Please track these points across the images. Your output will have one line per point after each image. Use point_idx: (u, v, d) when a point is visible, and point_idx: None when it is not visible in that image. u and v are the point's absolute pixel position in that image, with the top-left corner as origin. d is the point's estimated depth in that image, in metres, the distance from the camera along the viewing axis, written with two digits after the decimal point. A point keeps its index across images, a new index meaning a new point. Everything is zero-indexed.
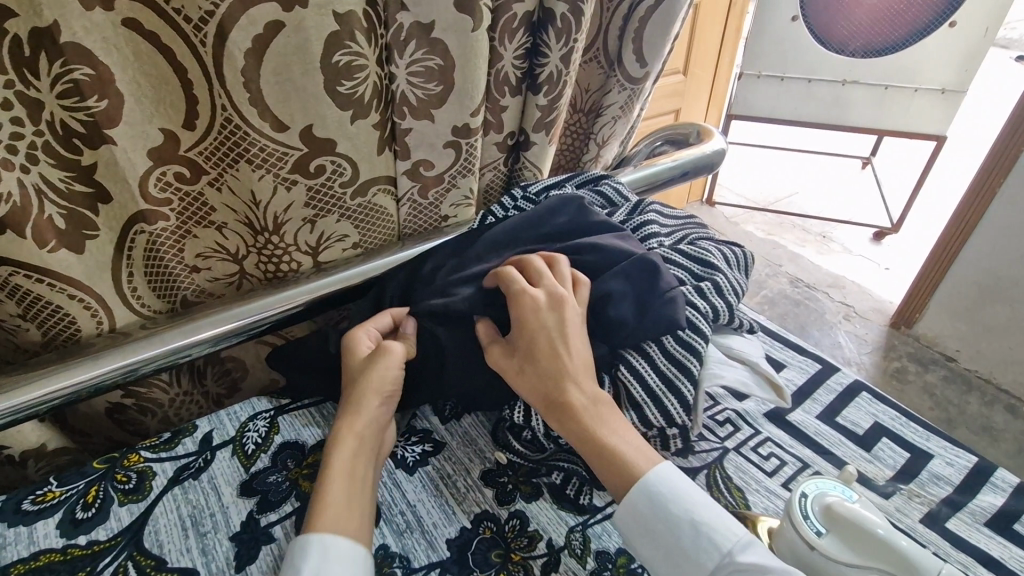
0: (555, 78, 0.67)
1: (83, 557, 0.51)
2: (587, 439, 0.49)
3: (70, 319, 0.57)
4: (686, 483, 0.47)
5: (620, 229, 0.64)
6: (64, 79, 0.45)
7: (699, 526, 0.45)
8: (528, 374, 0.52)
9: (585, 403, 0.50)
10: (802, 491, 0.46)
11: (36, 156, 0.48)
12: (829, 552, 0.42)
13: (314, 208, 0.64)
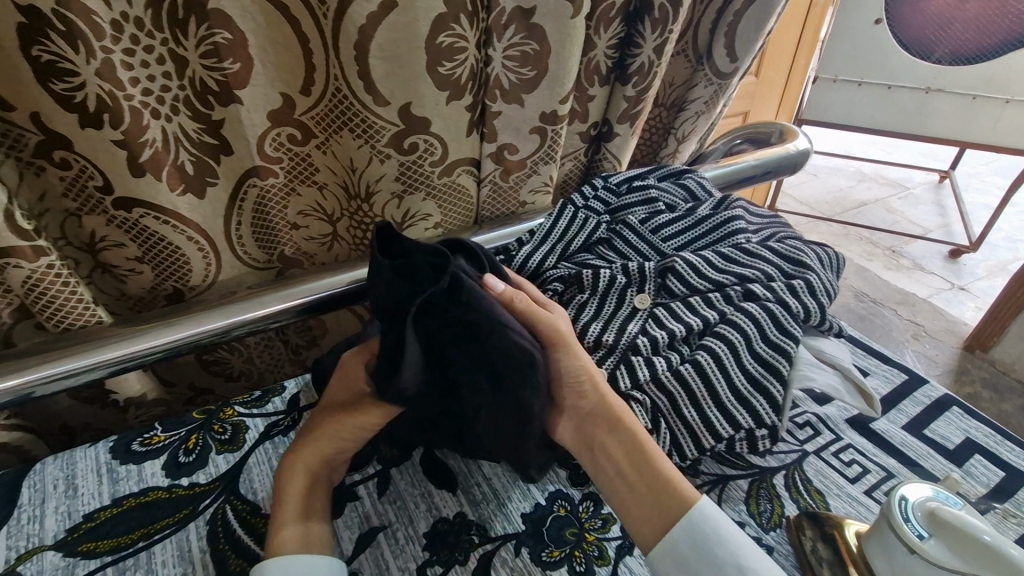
0: (646, 69, 0.67)
1: (186, 496, 0.55)
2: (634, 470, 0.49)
3: (186, 260, 0.63)
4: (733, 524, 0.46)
5: (705, 225, 0.65)
6: (206, 41, 0.50)
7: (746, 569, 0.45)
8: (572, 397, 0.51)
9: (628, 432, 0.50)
10: (901, 496, 0.45)
11: (178, 109, 0.54)
12: (931, 556, 0.40)
13: (404, 183, 0.65)
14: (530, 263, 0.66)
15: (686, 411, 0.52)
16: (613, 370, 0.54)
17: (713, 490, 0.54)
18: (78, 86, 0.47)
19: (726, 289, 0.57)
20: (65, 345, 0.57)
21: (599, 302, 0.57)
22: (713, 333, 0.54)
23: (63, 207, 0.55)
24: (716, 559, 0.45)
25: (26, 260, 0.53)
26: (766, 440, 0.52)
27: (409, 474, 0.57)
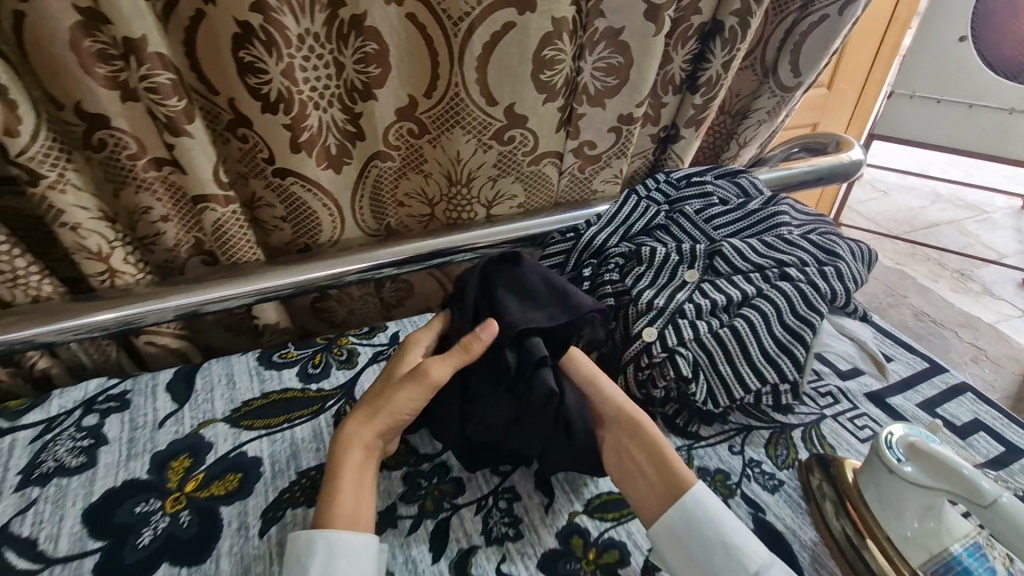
0: (714, 81, 0.78)
1: (315, 396, 0.71)
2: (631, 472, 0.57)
3: (318, 220, 0.79)
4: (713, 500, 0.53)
5: (753, 216, 0.75)
6: (359, 50, 0.65)
7: (729, 546, 0.51)
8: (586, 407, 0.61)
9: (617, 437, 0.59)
10: (888, 430, 0.54)
11: (331, 103, 0.70)
12: (904, 474, 0.50)
13: (499, 169, 0.79)
14: (595, 242, 0.78)
15: (722, 366, 0.62)
16: (663, 329, 0.64)
17: (738, 435, 0.64)
18: (267, 82, 0.63)
19: (765, 271, 0.67)
20: (227, 277, 0.75)
21: (653, 273, 0.69)
22: (751, 305, 0.64)
23: (236, 172, 0.73)
24: (707, 540, 0.51)
25: (218, 205, 0.70)
26: (788, 394, 0.63)
27: None
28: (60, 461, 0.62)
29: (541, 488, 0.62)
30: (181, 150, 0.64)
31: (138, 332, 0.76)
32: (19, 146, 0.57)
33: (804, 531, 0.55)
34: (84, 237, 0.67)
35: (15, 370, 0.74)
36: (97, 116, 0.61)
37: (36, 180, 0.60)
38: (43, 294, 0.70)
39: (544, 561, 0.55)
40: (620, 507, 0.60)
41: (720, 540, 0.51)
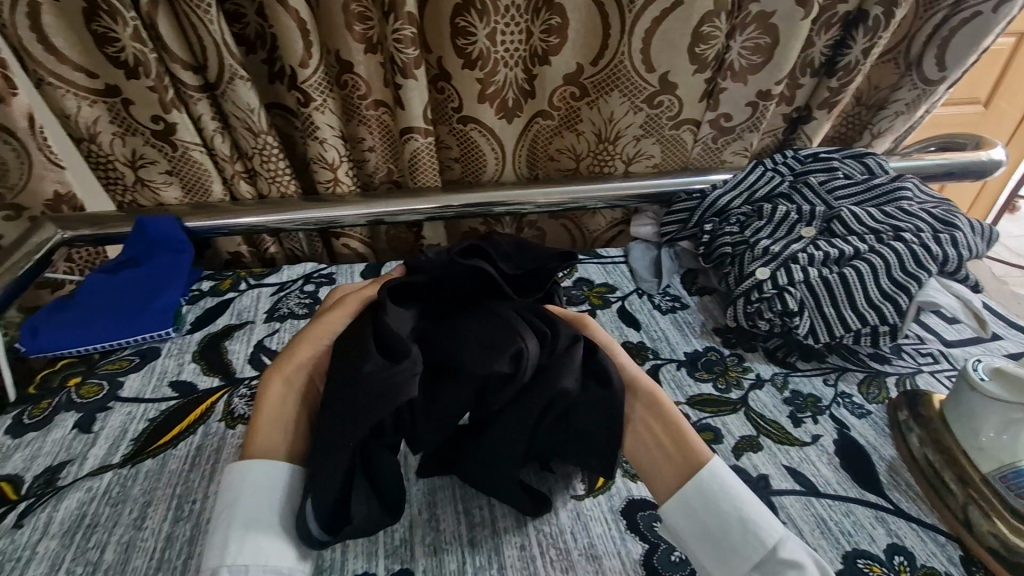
0: (852, 66, 0.85)
1: None
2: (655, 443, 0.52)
3: (485, 162, 0.95)
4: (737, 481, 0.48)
5: (877, 192, 0.82)
6: (546, 23, 0.80)
7: (747, 521, 0.46)
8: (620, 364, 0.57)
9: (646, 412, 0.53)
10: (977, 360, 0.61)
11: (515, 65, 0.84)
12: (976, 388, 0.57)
13: (644, 130, 0.92)
14: (718, 202, 0.88)
15: (827, 308, 0.71)
16: (775, 271, 0.74)
17: (834, 372, 0.72)
18: (472, 43, 0.78)
19: (880, 234, 0.75)
20: (410, 195, 0.93)
21: (771, 228, 0.80)
22: (862, 259, 0.72)
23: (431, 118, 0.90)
24: (726, 514, 0.47)
25: (419, 136, 0.87)
26: (886, 337, 0.71)
27: (610, 315, 0.83)
28: (292, 309, 0.85)
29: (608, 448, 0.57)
30: (404, 90, 0.81)
31: (340, 233, 0.99)
32: (306, 74, 0.79)
33: (884, 447, 0.63)
34: (326, 148, 0.88)
35: (255, 250, 1.00)
36: (346, 62, 0.81)
37: (308, 101, 0.82)
38: (286, 192, 0.94)
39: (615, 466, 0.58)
40: (718, 405, 0.68)
41: (736, 515, 0.46)
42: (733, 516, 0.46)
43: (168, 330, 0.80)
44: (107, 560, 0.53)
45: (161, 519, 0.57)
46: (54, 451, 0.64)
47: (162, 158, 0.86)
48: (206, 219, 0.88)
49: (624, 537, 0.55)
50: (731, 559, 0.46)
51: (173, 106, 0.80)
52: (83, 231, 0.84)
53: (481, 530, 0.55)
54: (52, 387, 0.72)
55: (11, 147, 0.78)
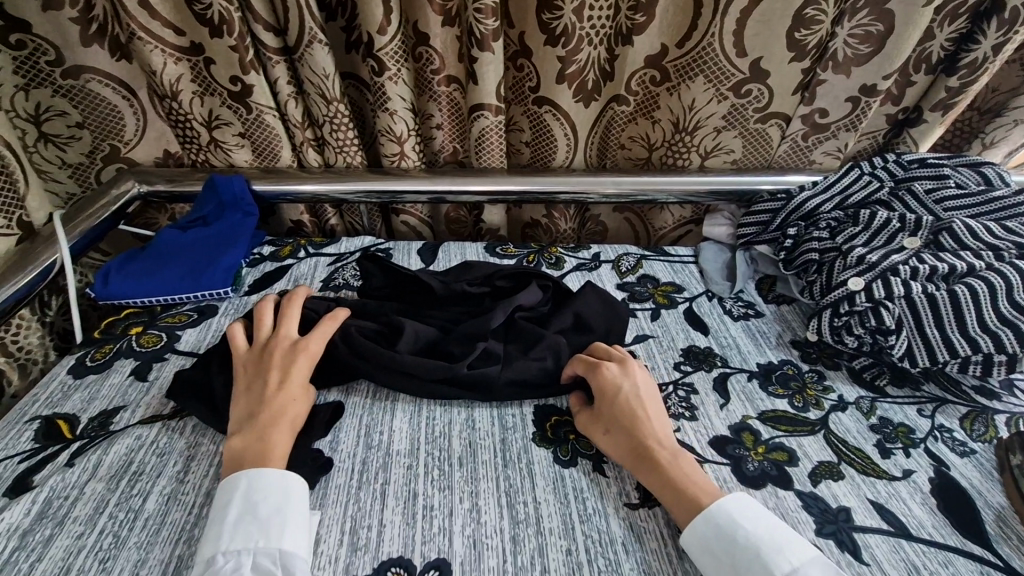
0: (977, 64, 0.75)
1: None
2: (665, 483, 0.52)
3: (552, 145, 0.90)
4: (735, 510, 0.48)
5: (1001, 207, 0.72)
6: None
7: (748, 549, 0.45)
8: (619, 422, 0.57)
9: (665, 454, 0.53)
10: None
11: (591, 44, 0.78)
12: None
13: (726, 121, 0.86)
14: (806, 206, 0.80)
15: (929, 329, 0.63)
16: (871, 282, 0.67)
17: (932, 403, 0.64)
18: (558, 17, 0.74)
19: (999, 251, 0.67)
20: (475, 175, 0.90)
21: (868, 234, 0.73)
22: (977, 276, 0.64)
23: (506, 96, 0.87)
24: (738, 550, 0.46)
25: (490, 113, 0.84)
26: (1002, 367, 0.62)
27: (675, 317, 0.77)
28: (347, 280, 0.84)
29: (642, 484, 0.56)
30: (480, 64, 0.78)
31: (398, 210, 0.99)
32: (382, 42, 0.77)
33: (991, 494, 0.54)
34: (395, 121, 0.87)
35: (316, 221, 1.01)
36: (423, 34, 0.80)
37: (383, 70, 0.81)
38: (352, 163, 0.93)
39: (642, 484, 0.56)
40: (794, 424, 0.61)
41: (741, 545, 0.46)
42: (728, 538, 0.46)
43: (227, 291, 0.80)
44: (148, 509, 0.53)
45: (203, 475, 0.56)
46: (110, 396, 0.64)
47: (237, 120, 0.87)
48: (275, 183, 0.89)
49: (681, 555, 0.50)
50: None
51: (252, 67, 0.80)
52: (160, 186, 0.88)
53: (524, 528, 0.52)
54: (115, 333, 0.74)
55: (130, 103, 0.84)
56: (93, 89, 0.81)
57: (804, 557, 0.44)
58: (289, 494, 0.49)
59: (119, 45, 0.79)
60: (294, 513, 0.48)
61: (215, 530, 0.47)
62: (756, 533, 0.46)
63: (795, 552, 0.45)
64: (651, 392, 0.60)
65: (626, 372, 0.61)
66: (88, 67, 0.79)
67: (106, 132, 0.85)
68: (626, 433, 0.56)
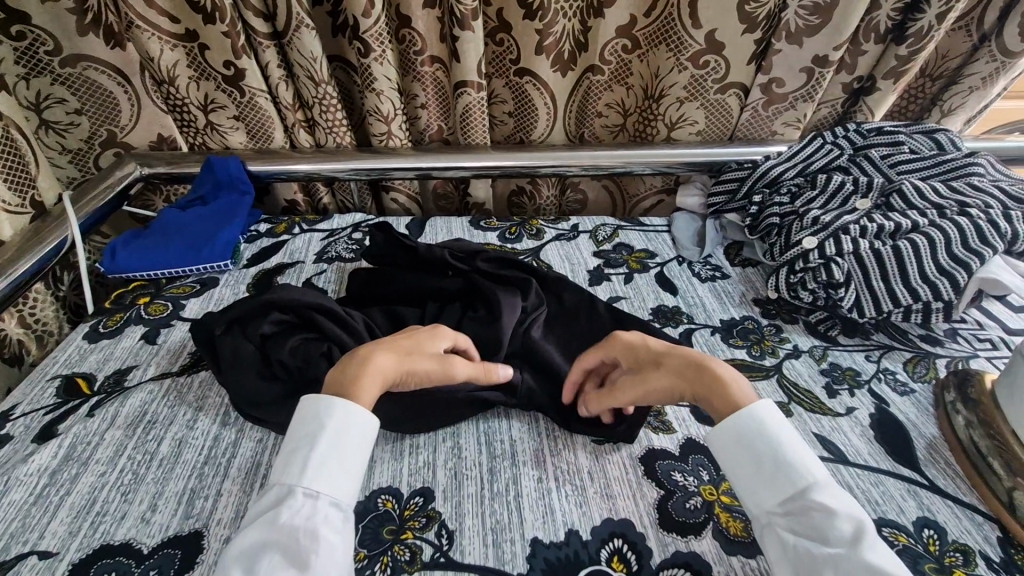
0: (923, 33, 0.80)
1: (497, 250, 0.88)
2: (721, 396, 0.52)
3: (534, 121, 0.96)
4: (771, 422, 0.49)
5: (949, 170, 0.77)
6: None
7: (780, 457, 0.48)
8: (665, 344, 0.58)
9: (715, 369, 0.54)
10: None
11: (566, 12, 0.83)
12: None
13: (687, 91, 0.90)
14: (770, 173, 0.85)
15: (875, 281, 0.68)
16: (824, 241, 0.72)
17: (879, 350, 0.69)
18: None
19: (943, 210, 0.71)
20: (461, 152, 0.95)
21: (824, 198, 0.78)
22: (920, 232, 0.68)
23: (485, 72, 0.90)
24: (772, 458, 0.48)
25: (471, 90, 0.89)
26: (940, 314, 0.68)
27: (647, 280, 0.82)
28: (340, 254, 0.90)
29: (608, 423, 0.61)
30: (461, 42, 0.82)
31: (387, 188, 1.04)
32: (367, 24, 0.82)
33: (925, 426, 0.60)
34: (382, 101, 0.92)
35: (309, 200, 1.06)
36: (405, 15, 0.84)
37: (368, 52, 0.85)
38: (341, 142, 0.98)
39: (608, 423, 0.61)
40: (750, 371, 0.67)
41: (776, 454, 0.48)
42: (762, 446, 0.48)
43: (227, 263, 0.85)
44: (162, 452, 0.58)
45: (210, 423, 0.62)
46: (122, 358, 0.70)
47: (231, 103, 0.92)
48: (269, 163, 0.94)
49: (641, 482, 0.56)
50: (770, 489, 0.47)
51: (243, 51, 0.85)
52: (159, 167, 0.92)
53: (501, 461, 0.57)
54: (124, 303, 0.79)
55: (124, 90, 0.88)
56: (90, 77, 0.85)
57: (826, 470, 0.47)
58: (351, 439, 0.49)
59: (114, 33, 0.83)
60: (345, 460, 0.49)
61: (279, 459, 0.48)
62: (792, 445, 0.48)
63: (811, 458, 0.47)
64: (671, 344, 0.60)
65: (663, 316, 0.63)
66: (85, 55, 0.83)
67: (103, 119, 0.90)
68: (675, 352, 0.56)
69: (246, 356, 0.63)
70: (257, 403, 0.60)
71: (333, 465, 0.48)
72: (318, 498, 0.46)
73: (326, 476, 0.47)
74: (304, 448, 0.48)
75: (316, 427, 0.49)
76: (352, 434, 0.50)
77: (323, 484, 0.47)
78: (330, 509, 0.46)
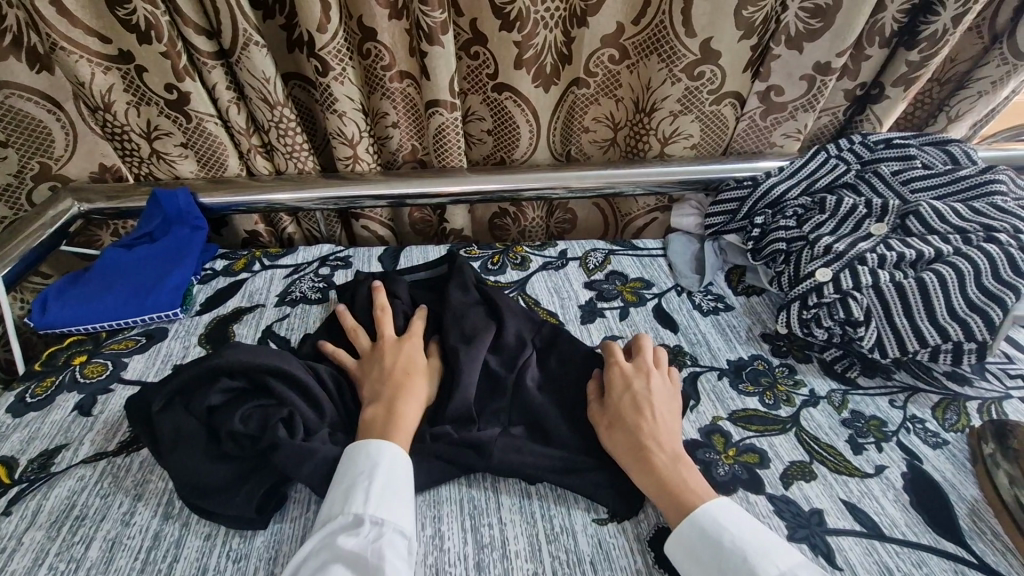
0: (938, 37, 0.74)
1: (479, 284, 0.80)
2: (661, 489, 0.49)
3: (516, 137, 0.87)
4: (724, 518, 0.46)
5: (967, 187, 0.71)
6: None
7: (734, 558, 0.44)
8: (620, 417, 0.54)
9: (665, 457, 0.51)
10: None
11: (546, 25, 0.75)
12: None
13: (682, 105, 0.82)
14: (772, 192, 0.78)
15: (898, 318, 0.62)
16: (839, 273, 0.65)
17: (903, 392, 0.63)
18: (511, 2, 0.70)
19: (966, 234, 0.65)
20: (436, 176, 0.87)
21: (834, 222, 0.71)
22: (944, 262, 0.63)
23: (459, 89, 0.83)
24: (727, 559, 0.44)
25: (445, 109, 0.81)
26: (972, 355, 0.61)
27: (644, 315, 0.75)
28: (304, 294, 0.81)
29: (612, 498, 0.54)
30: (430, 59, 0.74)
31: (357, 215, 0.95)
32: (324, 40, 0.73)
33: (964, 486, 0.53)
34: (346, 122, 0.83)
35: (272, 230, 0.97)
36: (369, 29, 0.75)
37: (327, 70, 0.77)
38: (304, 168, 0.89)
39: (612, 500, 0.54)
40: (764, 423, 0.60)
41: (730, 554, 0.44)
42: (715, 545, 0.45)
43: (177, 312, 0.76)
44: (91, 558, 0.50)
45: (151, 516, 0.53)
46: (51, 434, 0.61)
47: (177, 129, 0.82)
48: (223, 195, 0.85)
49: (652, 572, 0.48)
50: None
51: (186, 73, 0.76)
52: (100, 203, 0.83)
53: (489, 553, 0.50)
54: (57, 364, 0.70)
55: (56, 117, 0.79)
56: (14, 104, 0.76)
57: (790, 563, 0.43)
58: (401, 475, 0.50)
59: (37, 56, 0.74)
60: (402, 489, 0.49)
61: (337, 491, 0.49)
62: (745, 542, 0.44)
63: (780, 556, 0.43)
64: (665, 397, 0.57)
65: (641, 374, 0.58)
66: (4, 81, 0.73)
67: (33, 148, 0.80)
68: (629, 427, 0.53)
69: (188, 434, 0.53)
70: (207, 493, 0.51)
71: (391, 500, 0.48)
72: (383, 525, 0.46)
73: (391, 505, 0.48)
74: (358, 487, 0.48)
75: (364, 471, 0.50)
76: (410, 465, 0.52)
77: (386, 510, 0.47)
78: (402, 542, 0.46)
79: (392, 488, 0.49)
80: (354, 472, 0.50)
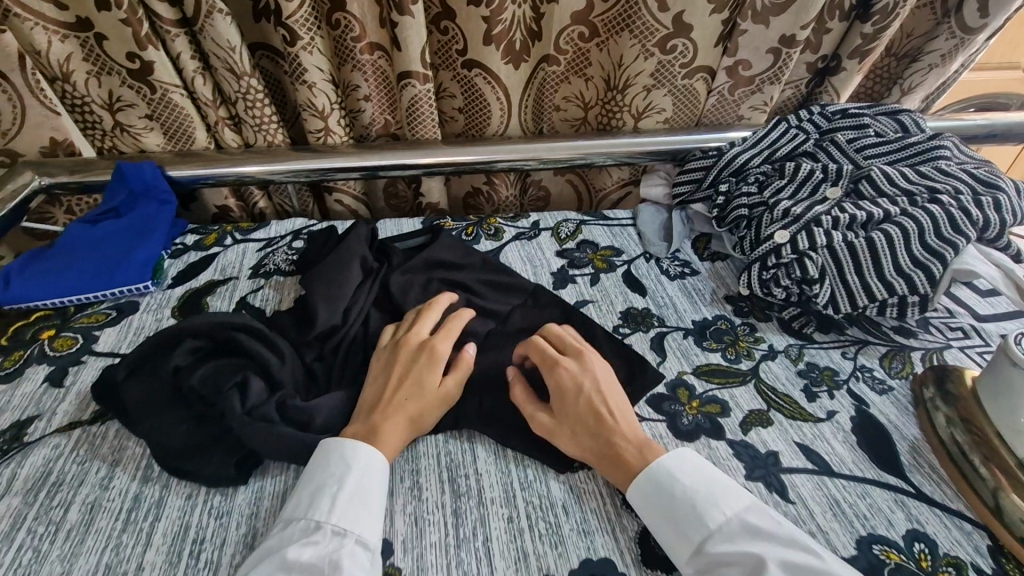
0: (889, 10, 0.77)
1: None
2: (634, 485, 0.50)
3: (487, 113, 0.88)
4: (678, 467, 0.49)
5: (915, 153, 0.75)
6: None
7: (685, 502, 0.46)
8: (574, 420, 0.54)
9: (631, 448, 0.51)
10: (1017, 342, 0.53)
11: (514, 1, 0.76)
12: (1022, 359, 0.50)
13: (655, 79, 0.85)
14: (736, 160, 0.81)
15: (851, 276, 0.66)
16: (796, 235, 0.69)
17: (855, 345, 0.67)
18: None
19: (913, 197, 0.69)
20: (410, 148, 0.87)
21: (793, 187, 0.75)
22: (891, 222, 0.66)
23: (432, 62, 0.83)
24: (679, 505, 0.47)
25: (417, 82, 0.81)
26: (915, 309, 0.66)
27: (615, 281, 0.77)
28: (278, 265, 0.81)
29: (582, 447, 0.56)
30: (401, 29, 0.74)
31: (330, 189, 0.95)
32: (292, 9, 0.73)
33: (906, 427, 0.58)
34: (316, 94, 0.83)
35: (243, 204, 0.96)
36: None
37: (295, 40, 0.76)
38: (273, 141, 0.88)
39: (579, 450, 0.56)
40: (725, 376, 0.63)
41: (683, 498, 0.47)
42: (668, 492, 0.47)
43: (147, 284, 0.75)
44: (71, 520, 0.50)
45: (130, 479, 0.54)
46: (23, 405, 0.60)
47: (141, 100, 0.81)
48: (193, 167, 0.83)
49: (619, 513, 0.51)
50: (677, 538, 0.46)
51: (149, 41, 0.74)
52: (63, 177, 0.80)
53: (466, 501, 0.52)
54: (24, 338, 0.69)
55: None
56: None
57: (739, 506, 0.46)
58: (371, 481, 0.49)
59: None
60: (369, 500, 0.47)
61: (301, 496, 0.48)
62: (697, 488, 0.47)
63: (729, 500, 0.46)
64: (610, 383, 0.57)
65: (585, 366, 0.58)
66: None
67: None
68: (589, 430, 0.53)
69: (156, 396, 0.55)
70: (179, 451, 0.52)
71: (355, 512, 0.46)
72: (343, 537, 0.45)
73: (350, 521, 0.46)
74: (324, 490, 0.47)
75: (334, 470, 0.49)
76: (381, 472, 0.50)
77: (349, 521, 0.46)
78: (361, 557, 0.44)
79: (360, 503, 0.47)
80: (321, 472, 0.49)
